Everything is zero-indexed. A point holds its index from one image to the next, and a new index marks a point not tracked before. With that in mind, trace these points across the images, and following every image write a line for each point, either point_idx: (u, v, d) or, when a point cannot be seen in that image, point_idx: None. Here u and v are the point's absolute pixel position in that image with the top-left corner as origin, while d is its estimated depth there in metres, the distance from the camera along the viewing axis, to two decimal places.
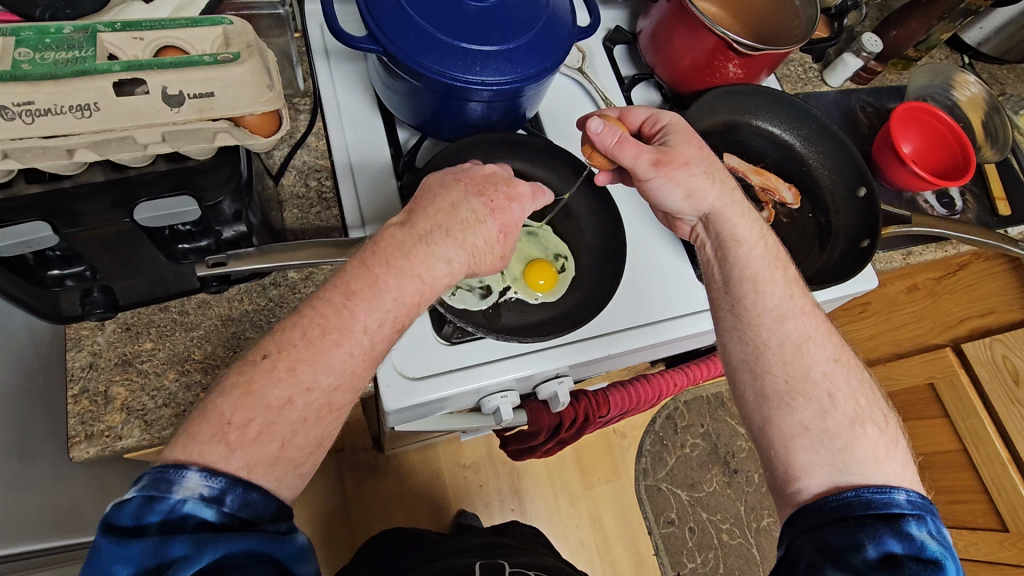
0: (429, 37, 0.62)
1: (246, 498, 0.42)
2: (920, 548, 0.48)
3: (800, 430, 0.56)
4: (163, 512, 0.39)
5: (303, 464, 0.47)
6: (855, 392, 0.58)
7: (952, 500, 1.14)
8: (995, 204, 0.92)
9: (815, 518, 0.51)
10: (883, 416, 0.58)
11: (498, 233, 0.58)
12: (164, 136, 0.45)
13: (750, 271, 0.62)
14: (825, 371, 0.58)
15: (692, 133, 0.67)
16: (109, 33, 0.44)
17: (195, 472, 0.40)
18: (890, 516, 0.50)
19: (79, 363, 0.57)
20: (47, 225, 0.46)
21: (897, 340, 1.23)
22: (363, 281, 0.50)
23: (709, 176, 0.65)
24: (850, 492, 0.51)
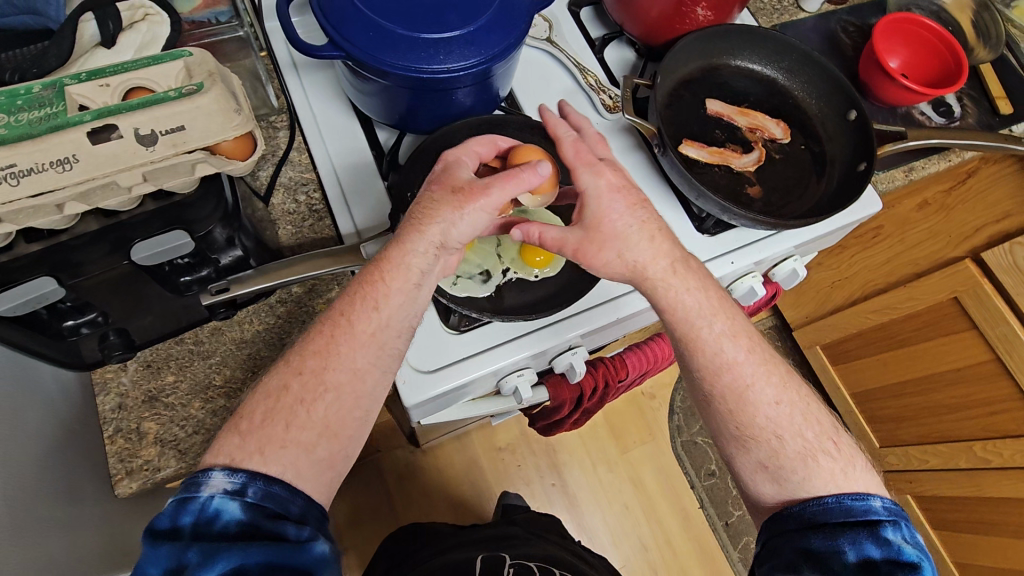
0: (390, 34, 0.62)
1: (268, 490, 0.45)
2: (898, 553, 0.53)
3: (759, 468, 0.60)
4: (195, 511, 0.42)
5: (316, 448, 0.49)
6: (801, 427, 0.60)
7: (993, 410, 1.13)
8: (996, 104, 0.89)
9: (799, 521, 0.57)
10: (833, 442, 0.60)
11: (430, 186, 0.58)
12: (144, 176, 0.46)
13: (685, 333, 0.62)
14: (769, 417, 0.60)
15: (613, 204, 0.62)
16: (75, 85, 0.45)
17: (219, 471, 0.44)
18: (869, 523, 0.54)
19: (109, 405, 0.59)
20: (52, 278, 0.48)
21: (916, 260, 1.21)
22: (355, 289, 0.54)
23: (625, 256, 0.62)
24: (831, 497, 0.56)
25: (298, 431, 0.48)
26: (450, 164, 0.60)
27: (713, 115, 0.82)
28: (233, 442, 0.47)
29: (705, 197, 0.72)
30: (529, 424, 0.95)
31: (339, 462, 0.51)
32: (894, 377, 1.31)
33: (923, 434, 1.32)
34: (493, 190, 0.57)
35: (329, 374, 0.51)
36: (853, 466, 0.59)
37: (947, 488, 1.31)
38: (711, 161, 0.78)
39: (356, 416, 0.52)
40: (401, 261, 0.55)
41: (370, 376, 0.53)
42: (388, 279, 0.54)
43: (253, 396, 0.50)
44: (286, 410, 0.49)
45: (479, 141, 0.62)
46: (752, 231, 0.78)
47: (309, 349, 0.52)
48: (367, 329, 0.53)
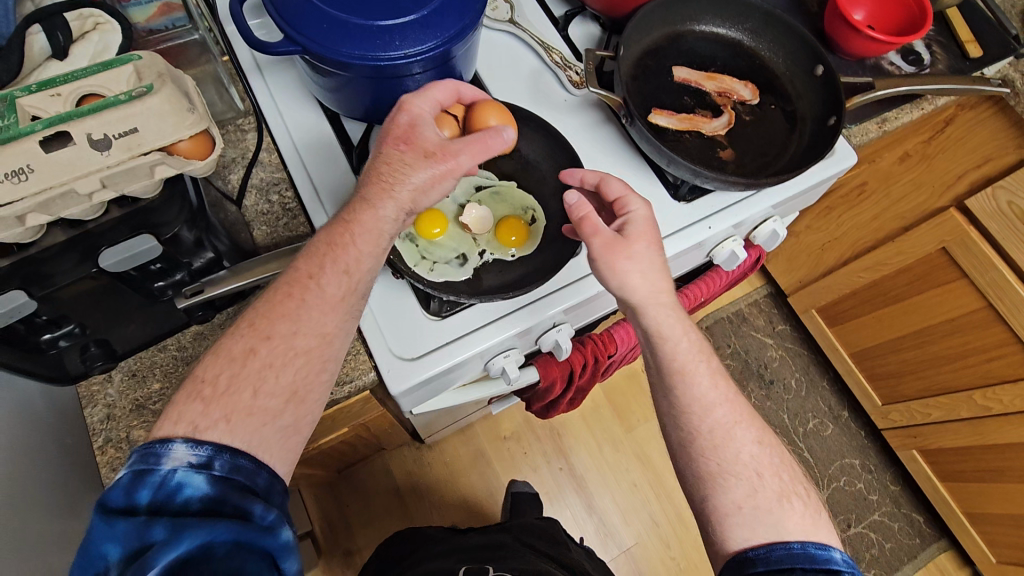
0: (344, 24, 0.62)
1: (234, 463, 0.46)
2: None
3: (734, 508, 0.59)
4: (157, 483, 0.43)
5: (281, 415, 0.51)
6: (777, 470, 0.62)
7: (990, 357, 1.13)
8: (965, 48, 0.89)
9: (763, 563, 0.56)
10: (802, 490, 0.62)
11: (398, 144, 0.59)
12: (104, 182, 0.46)
13: (682, 365, 0.63)
14: (751, 454, 0.62)
15: (651, 231, 0.64)
16: (26, 96, 0.45)
17: (182, 444, 0.45)
18: (829, 572, 0.55)
19: (97, 417, 0.60)
20: (23, 292, 0.48)
21: (902, 214, 1.21)
22: (322, 250, 0.56)
23: (647, 275, 0.62)
24: (795, 543, 0.57)
25: (265, 398, 0.50)
26: (417, 119, 0.60)
27: (681, 82, 0.82)
28: (196, 409, 0.47)
29: (676, 162, 0.71)
30: (526, 407, 0.95)
31: (303, 425, 0.53)
32: (891, 333, 1.31)
33: (923, 387, 1.32)
34: (463, 155, 0.59)
35: (297, 339, 0.53)
36: (818, 517, 0.60)
37: (950, 439, 1.31)
38: (681, 128, 0.78)
39: (322, 380, 0.54)
40: (372, 225, 0.57)
41: (337, 340, 0.55)
42: (357, 242, 0.57)
43: (216, 361, 0.51)
44: (253, 376, 0.50)
45: (439, 88, 0.62)
46: (729, 194, 0.78)
47: (275, 313, 0.53)
48: (336, 292, 0.55)
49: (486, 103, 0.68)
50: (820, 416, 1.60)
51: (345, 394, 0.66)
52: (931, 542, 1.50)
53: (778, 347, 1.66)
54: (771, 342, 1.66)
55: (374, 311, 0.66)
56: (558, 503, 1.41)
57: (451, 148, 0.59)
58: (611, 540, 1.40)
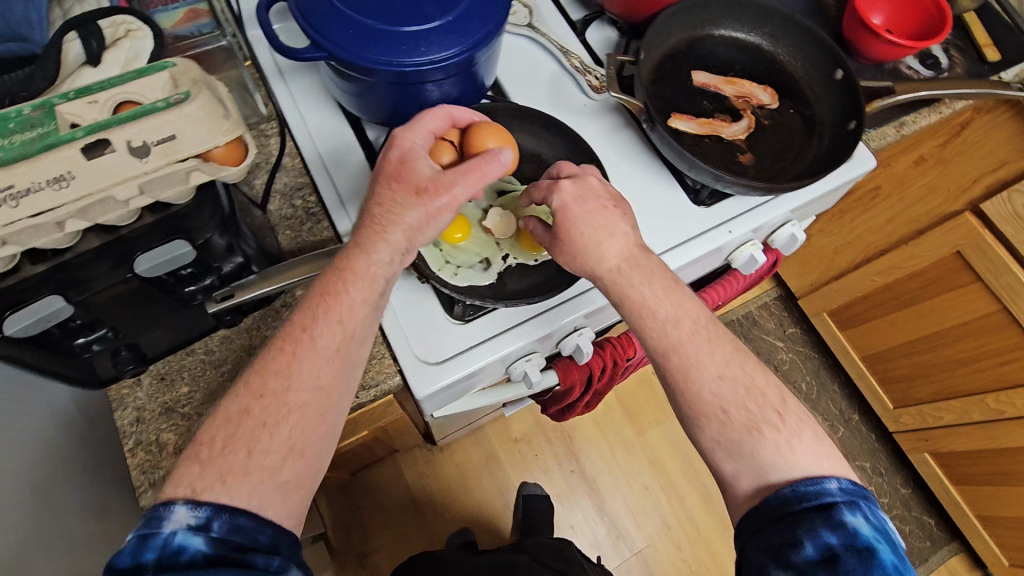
0: (370, 30, 0.62)
1: (234, 522, 0.46)
2: (855, 536, 0.49)
3: (713, 445, 0.57)
4: (158, 547, 0.44)
5: (280, 471, 0.49)
6: (745, 400, 0.56)
7: (1003, 361, 1.13)
8: (983, 52, 0.88)
9: (761, 517, 0.53)
10: (777, 413, 0.56)
11: (389, 183, 0.58)
12: (141, 188, 0.46)
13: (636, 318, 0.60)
14: (714, 392, 0.57)
15: (589, 208, 0.62)
16: (65, 103, 0.46)
17: (181, 506, 0.45)
18: (825, 508, 0.51)
19: (127, 420, 0.60)
20: (60, 296, 0.49)
21: (916, 218, 1.21)
22: (316, 300, 0.55)
23: (585, 255, 0.62)
24: (786, 489, 0.53)
25: (261, 456, 0.49)
26: (407, 154, 0.59)
27: (700, 87, 0.82)
28: (194, 472, 0.48)
29: (697, 166, 0.72)
30: (542, 410, 0.96)
31: (305, 482, 0.51)
32: (903, 336, 1.31)
33: (935, 391, 1.32)
34: (458, 187, 0.56)
35: (291, 395, 0.51)
36: (798, 438, 0.55)
37: (962, 442, 1.31)
38: (700, 133, 0.78)
39: (322, 432, 0.52)
40: (365, 271, 0.56)
41: (335, 392, 0.53)
42: (351, 290, 0.55)
43: (213, 423, 0.51)
44: (248, 435, 0.49)
45: (431, 118, 0.61)
46: (748, 198, 0.78)
47: (269, 369, 0.52)
48: (331, 343, 0.53)
49: (481, 125, 0.66)
50: (830, 419, 1.60)
51: (370, 397, 0.67)
52: (943, 546, 1.50)
53: (788, 350, 1.66)
54: (781, 345, 1.66)
55: (399, 316, 0.67)
56: (570, 505, 1.41)
57: (442, 178, 0.56)
58: (622, 543, 1.40)
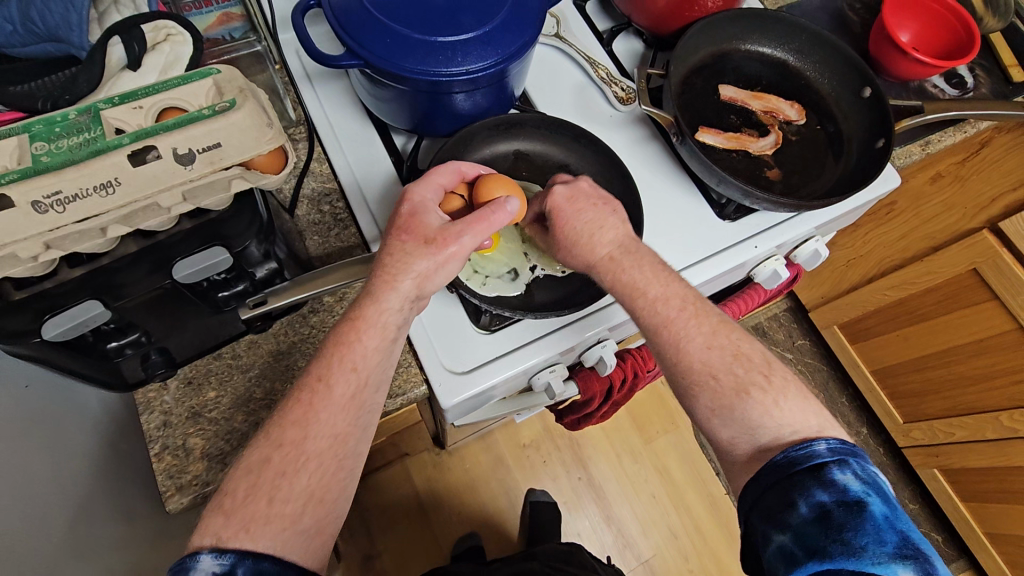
0: (406, 40, 0.62)
1: (257, 568, 0.46)
2: (845, 492, 0.47)
3: (709, 414, 0.57)
4: None
5: (300, 519, 0.50)
6: (731, 364, 0.57)
7: (1018, 380, 1.13)
8: (1009, 72, 0.88)
9: (761, 485, 0.51)
10: (763, 375, 0.56)
11: (398, 234, 0.58)
12: (184, 196, 0.46)
13: (625, 295, 0.61)
14: (703, 361, 0.57)
15: (580, 206, 0.63)
16: (110, 109, 0.46)
17: (206, 554, 0.45)
18: (815, 469, 0.49)
19: (153, 423, 0.60)
20: (98, 301, 0.48)
21: (932, 233, 1.21)
22: (329, 352, 0.54)
23: (579, 252, 0.63)
24: (777, 454, 0.52)
25: (281, 504, 0.49)
26: (418, 208, 0.59)
27: (727, 101, 0.82)
28: (218, 522, 0.47)
29: (726, 181, 0.71)
30: (557, 418, 0.96)
31: (327, 526, 0.52)
32: (916, 351, 1.31)
33: (946, 407, 1.32)
34: (466, 237, 0.57)
35: (308, 444, 0.51)
36: (784, 397, 0.55)
37: (973, 459, 1.31)
38: (728, 147, 0.78)
39: (339, 478, 0.53)
40: (376, 319, 0.55)
41: (350, 439, 0.54)
42: (364, 338, 0.55)
43: (235, 472, 0.50)
44: (268, 485, 0.49)
45: (441, 172, 0.61)
46: (773, 214, 0.78)
47: (287, 420, 0.52)
48: (345, 392, 0.53)
49: (491, 176, 0.65)
50: None
51: (396, 405, 0.67)
52: (950, 562, 1.49)
53: (797, 362, 1.66)
54: (790, 356, 1.66)
55: (426, 325, 0.67)
56: (577, 513, 1.41)
57: (450, 228, 0.57)
58: (630, 552, 1.39)
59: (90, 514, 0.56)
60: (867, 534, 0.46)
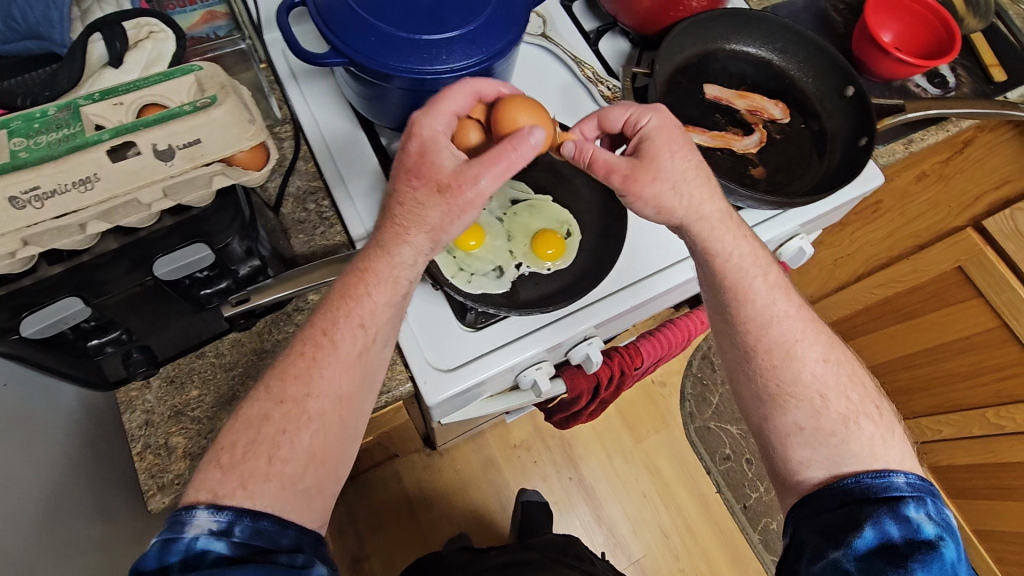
0: (391, 38, 0.62)
1: (256, 527, 0.46)
2: (916, 529, 0.54)
3: (794, 428, 0.61)
4: (181, 551, 0.43)
5: (301, 478, 0.50)
6: (845, 387, 0.62)
7: (1003, 376, 1.14)
8: (989, 72, 0.90)
9: (826, 502, 0.58)
10: (874, 407, 0.62)
11: (409, 178, 0.55)
12: (165, 192, 0.46)
13: (736, 283, 0.62)
14: (814, 373, 0.61)
15: (673, 143, 0.61)
16: (89, 105, 0.46)
17: (203, 510, 0.45)
18: (890, 500, 0.55)
19: (135, 422, 0.60)
20: (77, 298, 0.49)
21: (916, 233, 1.21)
22: (337, 303, 0.55)
23: (679, 188, 0.60)
24: (850, 479, 0.57)
25: (281, 464, 0.49)
26: (428, 146, 0.55)
27: (712, 100, 0.83)
28: (215, 477, 0.47)
29: (710, 179, 0.72)
30: (546, 417, 0.96)
31: (326, 486, 0.52)
32: (903, 349, 1.32)
33: (933, 404, 1.33)
34: (483, 179, 0.53)
35: (310, 403, 0.52)
36: (887, 433, 0.60)
37: (961, 456, 1.33)
38: (713, 145, 0.79)
39: (343, 438, 0.54)
40: (387, 273, 0.56)
41: (355, 399, 0.55)
42: (373, 291, 0.55)
43: (234, 425, 0.51)
44: (268, 442, 0.50)
45: (452, 99, 0.57)
46: (758, 212, 0.79)
47: (290, 375, 0.52)
48: (351, 349, 0.54)
49: (512, 100, 0.60)
50: None
51: (382, 403, 0.68)
52: None
53: None
54: None
55: (412, 323, 0.67)
56: (568, 513, 1.41)
57: (466, 171, 0.53)
58: (621, 551, 1.40)
59: (72, 514, 0.55)
60: (929, 568, 0.53)
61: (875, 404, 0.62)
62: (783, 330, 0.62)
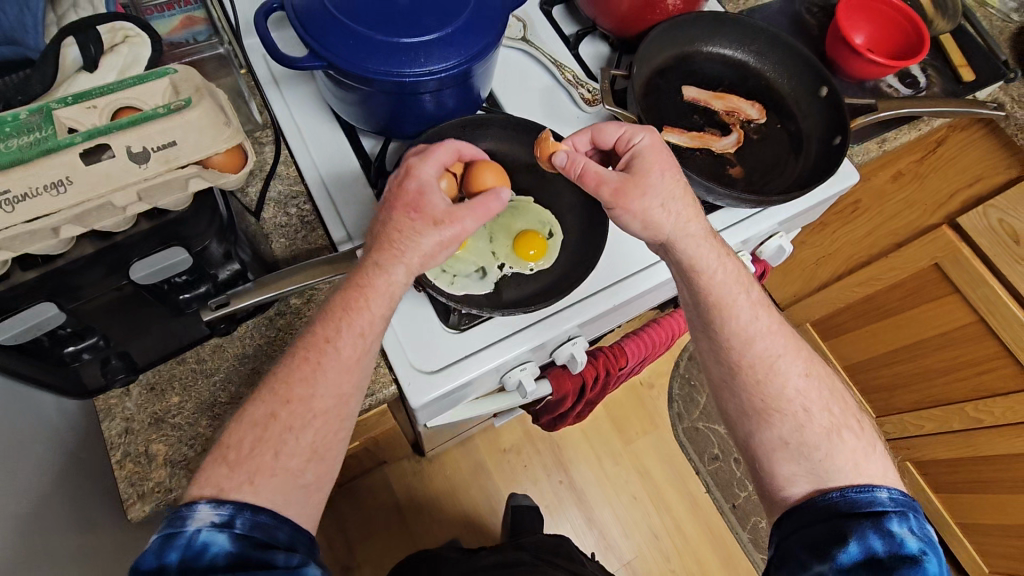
0: (369, 40, 0.62)
1: (255, 520, 0.47)
2: (901, 544, 0.54)
3: (779, 444, 0.62)
4: (182, 546, 0.43)
5: (302, 474, 0.51)
6: (828, 402, 0.64)
7: (980, 371, 1.17)
8: (958, 72, 0.92)
9: (809, 514, 0.59)
10: (858, 422, 0.64)
11: (406, 212, 0.56)
12: (140, 195, 0.46)
13: (722, 298, 0.63)
14: (797, 388, 0.63)
15: (662, 160, 0.64)
16: (62, 108, 0.45)
17: (205, 504, 0.46)
18: (874, 514, 0.56)
19: (115, 431, 0.59)
20: (52, 303, 0.48)
21: (895, 231, 1.23)
22: (337, 313, 0.54)
23: (667, 207, 0.62)
24: (836, 492, 0.59)
25: (287, 458, 0.50)
26: (426, 186, 0.57)
27: (690, 101, 0.84)
28: (222, 472, 0.48)
29: (689, 179, 0.73)
30: (533, 419, 0.96)
31: (324, 480, 0.52)
32: (884, 346, 1.34)
33: (914, 400, 1.35)
34: (469, 221, 0.57)
35: (316, 401, 0.52)
36: (875, 448, 0.62)
37: (939, 450, 1.35)
38: (692, 146, 0.80)
39: (341, 437, 0.54)
40: (384, 289, 0.55)
41: (355, 400, 0.54)
42: (371, 305, 0.55)
43: (238, 425, 0.51)
44: (275, 438, 0.50)
45: (445, 151, 0.60)
46: (737, 211, 0.80)
47: (295, 377, 0.52)
48: (352, 354, 0.54)
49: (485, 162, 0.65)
50: None
51: (366, 406, 0.68)
52: None
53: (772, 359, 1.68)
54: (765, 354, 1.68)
55: (395, 325, 0.67)
56: (559, 517, 1.41)
57: (456, 211, 0.57)
58: (611, 554, 1.40)
59: (51, 526, 0.54)
60: None
61: (856, 419, 0.64)
62: (764, 346, 0.64)
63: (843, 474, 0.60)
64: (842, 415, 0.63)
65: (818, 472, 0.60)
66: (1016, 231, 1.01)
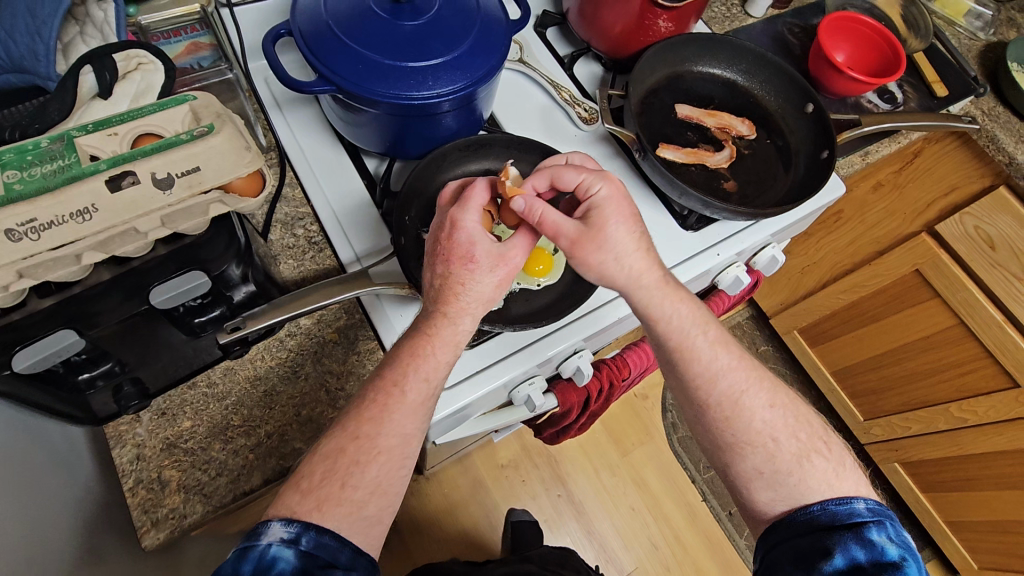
0: (377, 65, 0.64)
1: (319, 540, 0.48)
2: (881, 552, 0.56)
3: (755, 474, 0.64)
4: (254, 559, 0.44)
5: (366, 505, 0.52)
6: (794, 429, 0.65)
7: (960, 372, 1.21)
8: (932, 88, 0.96)
9: (794, 529, 0.61)
10: (825, 443, 0.65)
11: (463, 262, 0.57)
12: (162, 221, 0.46)
13: (680, 341, 0.64)
14: (764, 421, 0.64)
15: (620, 210, 0.61)
16: (83, 136, 0.45)
17: (277, 522, 0.47)
18: (854, 525, 0.58)
19: (126, 458, 0.58)
20: (70, 330, 0.48)
21: (877, 238, 1.27)
22: (404, 360, 0.56)
23: (622, 261, 0.61)
24: (816, 506, 0.61)
25: (352, 490, 0.52)
26: (476, 235, 0.57)
27: (684, 118, 0.87)
28: (294, 498, 0.50)
29: (687, 194, 0.75)
30: (536, 434, 0.97)
31: (387, 516, 0.54)
32: (870, 351, 1.38)
33: (898, 403, 1.39)
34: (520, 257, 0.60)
35: (380, 439, 0.54)
36: (845, 464, 0.65)
37: (927, 451, 1.39)
38: (687, 161, 0.83)
39: (401, 474, 0.55)
40: (450, 336, 0.58)
41: (417, 440, 0.57)
42: (438, 351, 0.57)
43: (311, 458, 0.53)
44: (342, 471, 0.52)
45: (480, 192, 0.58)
46: (732, 223, 0.83)
47: (364, 417, 0.55)
48: (417, 397, 0.56)
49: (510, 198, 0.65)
50: None
51: None
52: None
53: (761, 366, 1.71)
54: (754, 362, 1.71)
55: None
56: (559, 531, 1.40)
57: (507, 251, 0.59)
58: (613, 566, 1.40)
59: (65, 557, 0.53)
60: None
61: (823, 441, 0.66)
62: (727, 383, 0.64)
63: (833, 478, 0.62)
64: (809, 440, 0.65)
65: (817, 476, 0.62)
66: (992, 238, 1.07)
